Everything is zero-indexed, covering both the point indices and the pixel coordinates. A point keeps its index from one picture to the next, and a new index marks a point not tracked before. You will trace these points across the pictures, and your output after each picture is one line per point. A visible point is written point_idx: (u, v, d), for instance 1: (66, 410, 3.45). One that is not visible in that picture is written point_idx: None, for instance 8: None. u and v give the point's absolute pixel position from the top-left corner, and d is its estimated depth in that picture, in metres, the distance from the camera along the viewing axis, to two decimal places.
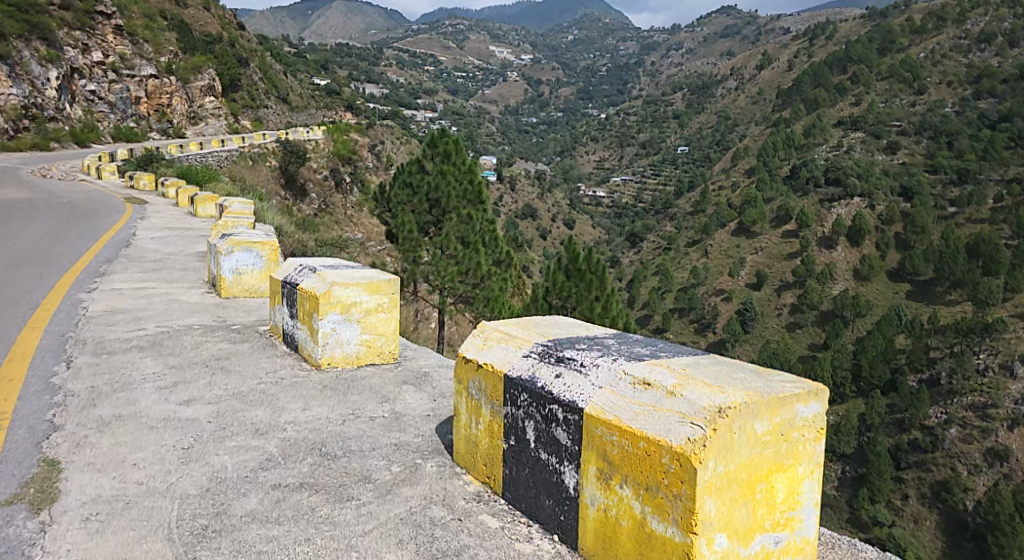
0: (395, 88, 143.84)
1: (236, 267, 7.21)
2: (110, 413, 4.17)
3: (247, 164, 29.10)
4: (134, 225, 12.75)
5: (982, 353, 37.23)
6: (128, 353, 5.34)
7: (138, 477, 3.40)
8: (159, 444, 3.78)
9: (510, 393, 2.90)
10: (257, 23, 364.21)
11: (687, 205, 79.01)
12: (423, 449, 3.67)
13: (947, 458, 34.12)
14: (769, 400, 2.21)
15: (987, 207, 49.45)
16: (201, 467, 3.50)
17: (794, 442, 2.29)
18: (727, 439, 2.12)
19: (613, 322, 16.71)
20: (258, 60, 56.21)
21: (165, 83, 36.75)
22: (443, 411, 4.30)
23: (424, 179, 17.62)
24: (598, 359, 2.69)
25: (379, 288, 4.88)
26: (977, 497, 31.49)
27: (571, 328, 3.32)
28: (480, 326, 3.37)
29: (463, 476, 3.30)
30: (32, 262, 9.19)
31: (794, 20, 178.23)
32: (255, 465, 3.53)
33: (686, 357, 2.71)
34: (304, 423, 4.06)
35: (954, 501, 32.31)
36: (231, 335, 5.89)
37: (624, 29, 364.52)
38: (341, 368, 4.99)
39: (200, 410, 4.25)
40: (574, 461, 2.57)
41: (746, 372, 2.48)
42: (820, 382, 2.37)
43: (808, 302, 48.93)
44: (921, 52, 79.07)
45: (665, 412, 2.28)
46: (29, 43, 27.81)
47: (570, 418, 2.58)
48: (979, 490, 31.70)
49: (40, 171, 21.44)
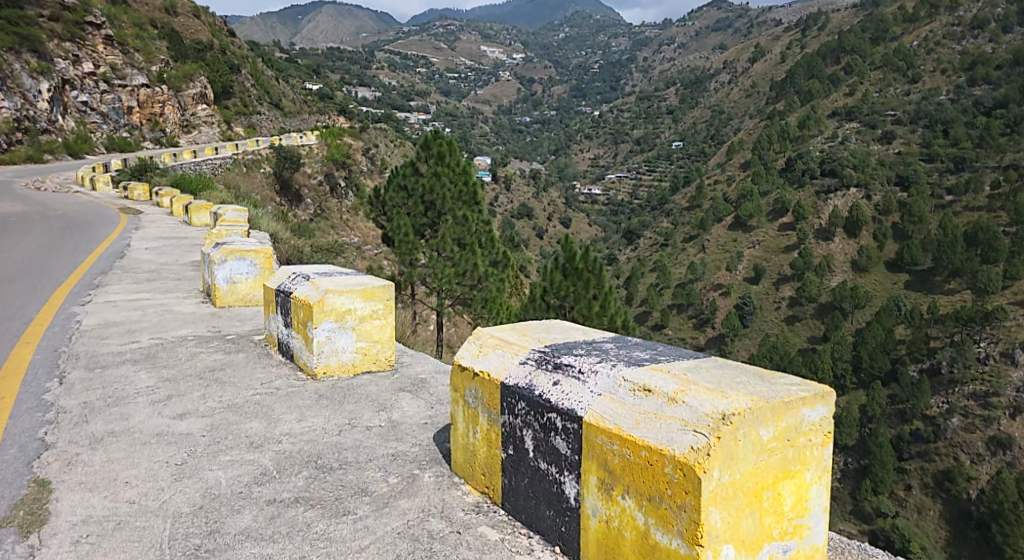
0: (387, 91, 144.18)
1: (231, 276, 7.11)
2: (103, 429, 4.10)
3: (241, 171, 29.01)
4: (129, 235, 12.71)
5: (982, 342, 36.81)
6: (122, 367, 5.26)
7: (131, 496, 3.32)
8: (152, 460, 3.71)
9: (507, 402, 2.84)
10: (249, 30, 364.12)
11: (683, 200, 79.20)
12: (422, 458, 3.60)
13: (949, 448, 34.14)
14: (773, 406, 2.15)
15: (984, 194, 48.77)
16: (194, 484, 3.42)
17: (800, 447, 2.22)
18: (731, 447, 2.05)
19: (611, 322, 16.56)
20: (250, 66, 56.31)
21: (158, 92, 37.19)
22: (440, 418, 4.22)
23: (419, 181, 17.51)
24: (597, 365, 2.62)
25: (374, 294, 4.80)
26: (981, 486, 31.51)
27: (568, 332, 3.26)
28: (476, 331, 3.29)
29: (462, 487, 3.22)
30: (26, 276, 9.09)
31: (786, 12, 177.79)
32: (249, 480, 3.45)
33: (689, 360, 2.63)
34: (300, 434, 3.98)
35: (958, 490, 32.33)
36: (226, 345, 5.81)
37: (616, 25, 364.51)
38: (337, 377, 4.90)
39: (194, 424, 4.17)
40: (573, 470, 2.51)
41: (748, 376, 2.41)
42: (825, 386, 2.29)
43: (807, 295, 48.95)
44: (915, 39, 78.70)
45: (666, 420, 2.21)
46: (20, 56, 27.78)
47: (569, 426, 2.51)
48: (982, 480, 31.60)
49: (35, 184, 21.33)
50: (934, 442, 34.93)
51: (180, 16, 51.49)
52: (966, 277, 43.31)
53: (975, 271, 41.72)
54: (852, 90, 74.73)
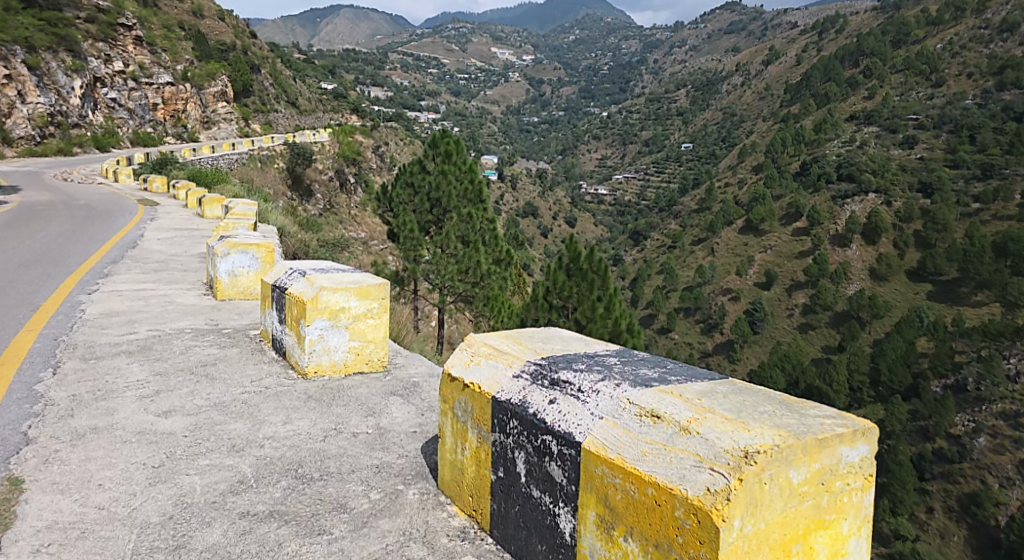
0: (399, 91, 144.54)
1: (232, 268, 6.83)
2: (86, 425, 3.56)
3: (257, 167, 28.72)
4: (145, 226, 12.48)
5: (1012, 358, 36.53)
6: (116, 358, 4.82)
7: (101, 500, 2.81)
8: (129, 461, 3.17)
9: (500, 419, 2.57)
10: (268, 32, 364.51)
11: (692, 202, 78.92)
12: (406, 472, 3.20)
13: (977, 470, 32.36)
14: (806, 445, 1.92)
15: (1014, 203, 47.97)
16: (169, 490, 2.91)
17: (836, 494, 1.99)
18: (756, 491, 1.82)
19: (616, 323, 16.03)
20: (270, 66, 56.22)
21: (181, 90, 36.74)
22: (430, 427, 3.80)
23: (425, 179, 16.97)
24: (601, 385, 2.35)
25: (368, 292, 4.51)
26: (1010, 512, 29.30)
27: (567, 342, 2.99)
28: (469, 340, 3.01)
29: (448, 507, 2.90)
30: (41, 263, 8.83)
31: (801, 14, 175.74)
32: (225, 489, 2.95)
33: (703, 383, 2.37)
34: (284, 439, 3.50)
35: (985, 516, 30.10)
36: (220, 340, 5.45)
37: (627, 27, 364.50)
38: (328, 377, 4.61)
39: (177, 423, 3.63)
40: (570, 502, 2.24)
41: (773, 406, 2.19)
42: (865, 422, 2.09)
43: (822, 302, 48.59)
44: (939, 42, 77.59)
45: (678, 453, 1.98)
46: (56, 54, 28.40)
47: (567, 453, 2.26)
48: (1012, 505, 29.61)
49: (62, 175, 21.27)
50: (959, 462, 33.23)
51: (207, 18, 51.54)
52: (995, 289, 42.66)
53: (1004, 284, 41.30)
54: (871, 94, 73.64)
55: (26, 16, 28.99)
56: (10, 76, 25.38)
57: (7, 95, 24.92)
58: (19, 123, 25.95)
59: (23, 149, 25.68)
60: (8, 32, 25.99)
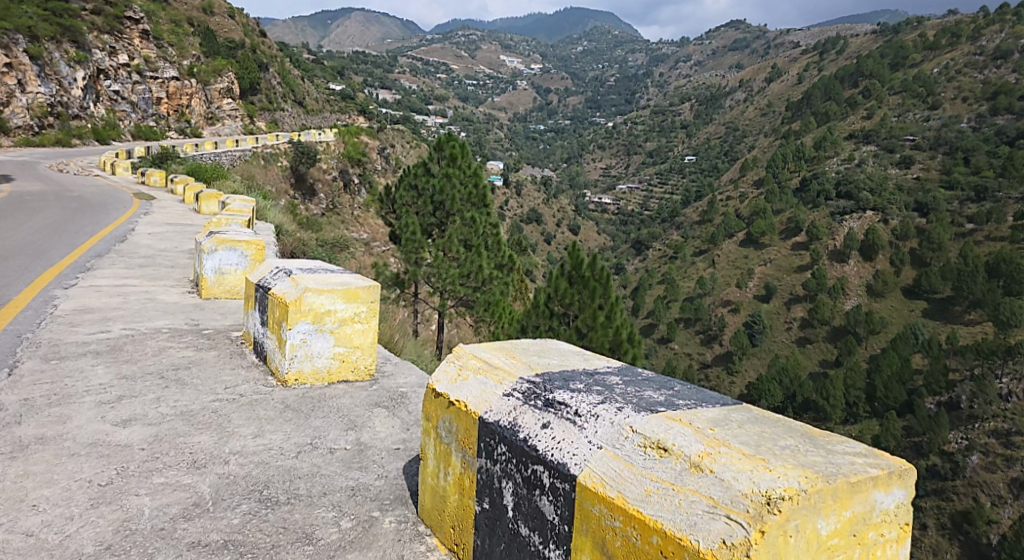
0: (408, 95, 144.27)
1: (219, 266, 6.56)
2: (33, 435, 3.27)
3: (259, 164, 28.48)
4: (136, 221, 12.15)
5: (1004, 378, 36.01)
6: (81, 360, 4.52)
7: (30, 526, 2.53)
8: (72, 478, 2.88)
9: (486, 442, 2.29)
10: (279, 31, 364.37)
11: (694, 214, 78.96)
12: (384, 497, 2.91)
13: (969, 488, 31.71)
14: (838, 490, 1.65)
15: (1008, 224, 47.73)
16: (112, 514, 2.64)
17: (870, 546, 1.72)
18: (781, 546, 1.58)
19: (617, 333, 15.66)
20: (278, 65, 56.26)
21: (186, 85, 36.51)
22: (414, 445, 3.50)
23: (430, 181, 16.62)
24: (599, 408, 2.08)
25: (357, 295, 4.22)
26: (1002, 531, 28.64)
27: (566, 355, 2.73)
28: (457, 351, 2.72)
29: (428, 540, 2.61)
30: (21, 255, 8.53)
31: (803, 34, 176.53)
32: (176, 513, 2.67)
33: (715, 410, 2.10)
34: (252, 454, 3.23)
35: (977, 534, 29.37)
36: (198, 341, 5.16)
37: (634, 41, 364.65)
38: (309, 385, 4.32)
39: (135, 434, 3.35)
40: (562, 545, 1.96)
41: (797, 436, 1.93)
42: (905, 463, 1.81)
43: (820, 317, 48.53)
44: (936, 67, 77.92)
45: (688, 496, 1.71)
46: (60, 45, 28.27)
47: (559, 486, 1.98)
48: (1003, 524, 29.05)
49: (59, 166, 21.02)
50: (953, 480, 32.61)
51: (216, 16, 51.30)
52: (987, 308, 42.38)
53: (996, 303, 41.13)
54: (870, 114, 73.81)
55: (30, 5, 28.74)
56: (10, 64, 25.04)
57: (7, 83, 24.64)
58: (18, 112, 25.54)
59: (20, 138, 25.30)
60: (11, 20, 25.74)
